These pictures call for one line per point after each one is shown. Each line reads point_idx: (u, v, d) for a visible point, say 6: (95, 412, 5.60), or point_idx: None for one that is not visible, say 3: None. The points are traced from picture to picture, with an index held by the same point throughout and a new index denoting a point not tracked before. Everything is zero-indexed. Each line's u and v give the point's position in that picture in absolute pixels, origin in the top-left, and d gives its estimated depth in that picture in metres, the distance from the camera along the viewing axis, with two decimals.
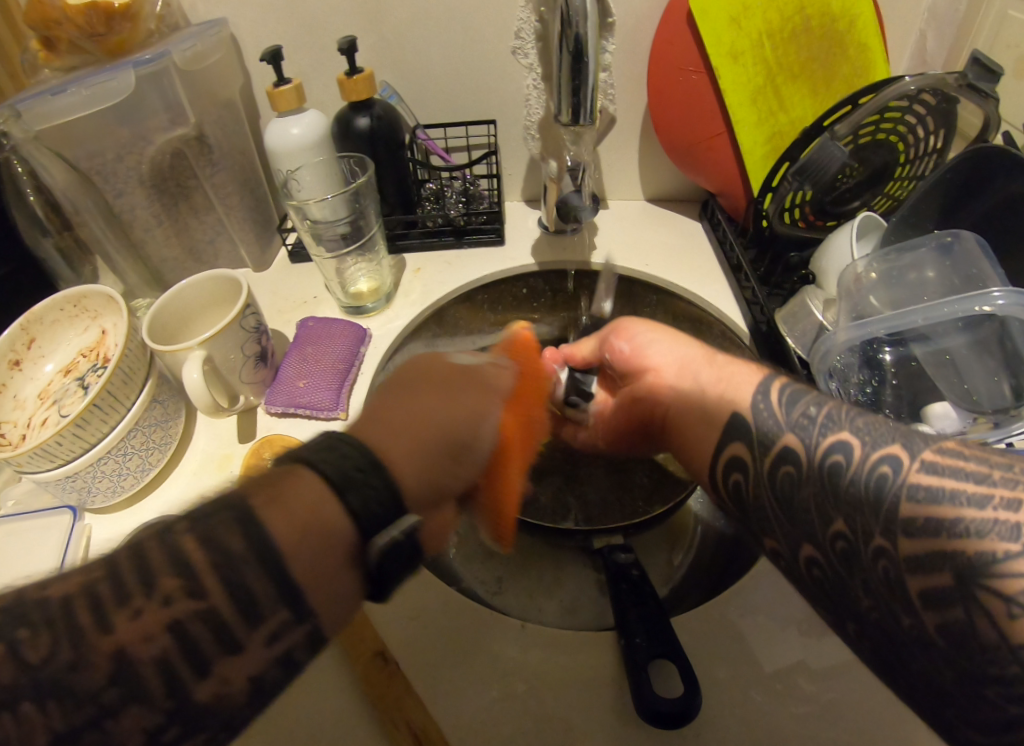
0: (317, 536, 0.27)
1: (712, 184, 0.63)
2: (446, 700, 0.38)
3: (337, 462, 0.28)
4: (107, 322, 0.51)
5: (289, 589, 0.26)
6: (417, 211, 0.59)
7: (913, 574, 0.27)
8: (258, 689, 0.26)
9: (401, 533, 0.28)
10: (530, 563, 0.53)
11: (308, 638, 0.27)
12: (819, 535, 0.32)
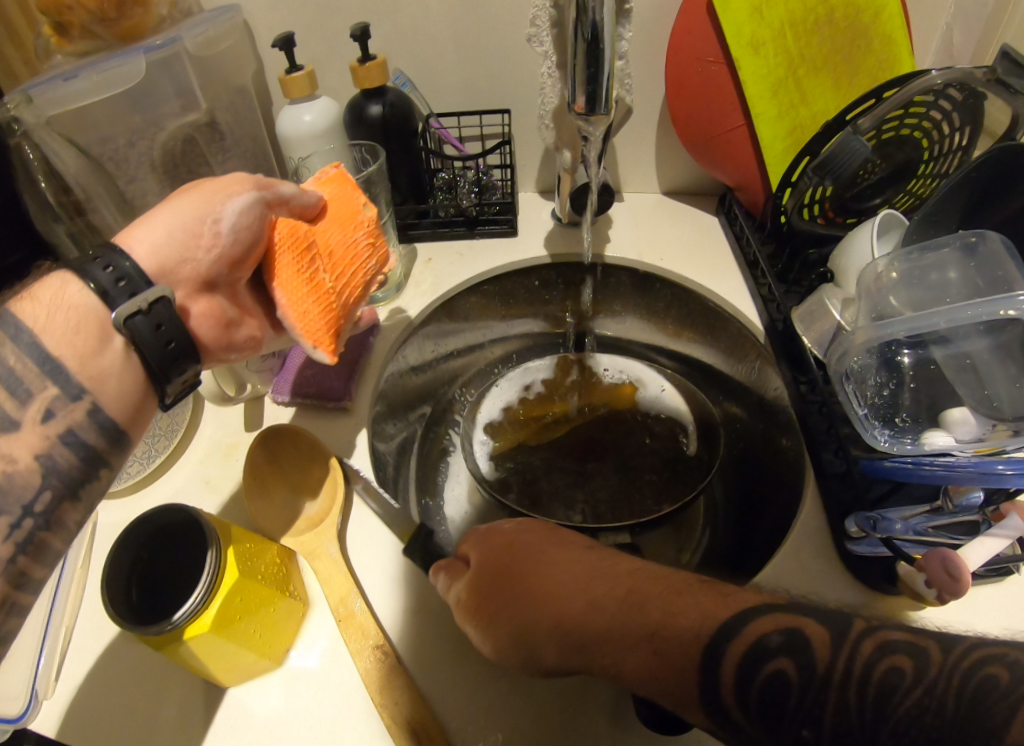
0: (67, 314, 0.31)
1: (729, 177, 0.62)
2: (447, 697, 0.37)
3: (96, 269, 0.31)
4: None
5: (55, 363, 0.31)
6: (429, 200, 0.58)
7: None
8: (48, 472, 0.31)
9: (144, 304, 0.31)
10: None
11: (90, 416, 0.32)
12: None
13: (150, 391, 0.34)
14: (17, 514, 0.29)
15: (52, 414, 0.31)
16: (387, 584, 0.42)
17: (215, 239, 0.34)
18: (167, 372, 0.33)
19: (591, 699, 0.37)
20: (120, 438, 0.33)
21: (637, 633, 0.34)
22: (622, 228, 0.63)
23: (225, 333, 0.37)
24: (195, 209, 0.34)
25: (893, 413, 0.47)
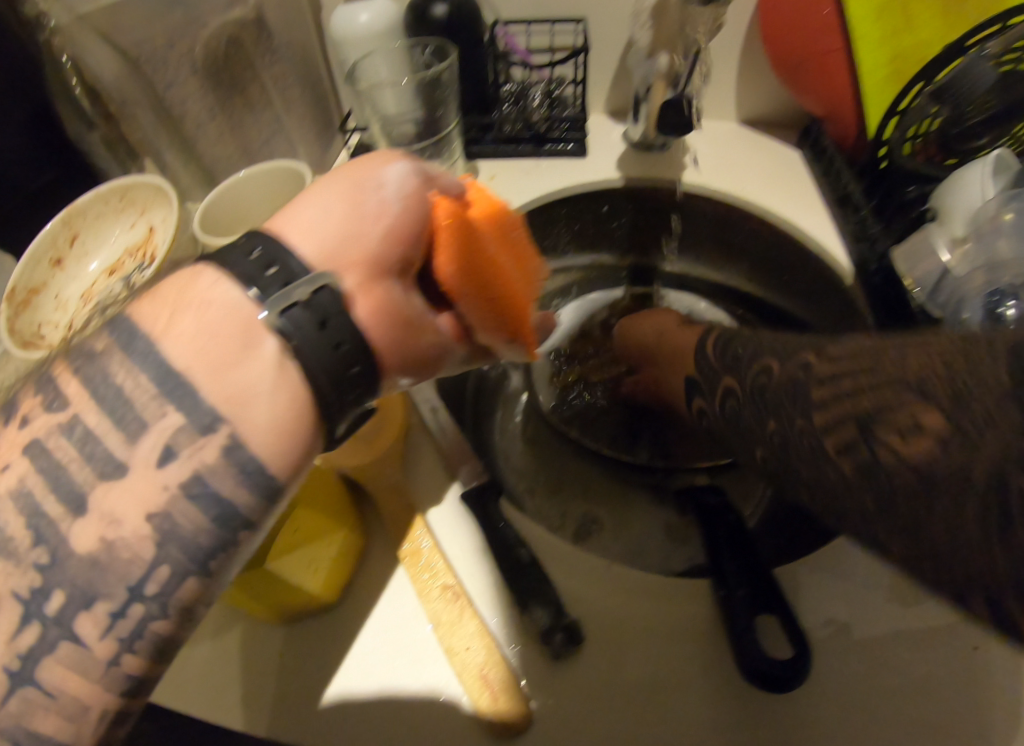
0: (204, 309, 0.26)
1: (817, 106, 0.56)
2: (522, 643, 0.35)
3: (246, 260, 0.27)
4: (155, 216, 0.46)
5: (187, 384, 0.26)
6: (494, 113, 0.53)
7: (826, 436, 0.31)
8: (163, 537, 0.25)
9: (302, 297, 0.26)
10: (599, 494, 0.52)
11: (227, 448, 0.26)
12: (762, 435, 0.37)
13: (305, 427, 0.27)
14: (123, 599, 0.24)
15: (175, 452, 0.25)
16: (456, 517, 0.39)
17: (384, 202, 0.31)
18: (342, 397, 0.28)
19: (679, 651, 0.35)
20: (273, 491, 0.27)
21: (669, 351, 0.51)
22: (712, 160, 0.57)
23: (411, 339, 0.32)
24: (351, 181, 0.31)
25: None
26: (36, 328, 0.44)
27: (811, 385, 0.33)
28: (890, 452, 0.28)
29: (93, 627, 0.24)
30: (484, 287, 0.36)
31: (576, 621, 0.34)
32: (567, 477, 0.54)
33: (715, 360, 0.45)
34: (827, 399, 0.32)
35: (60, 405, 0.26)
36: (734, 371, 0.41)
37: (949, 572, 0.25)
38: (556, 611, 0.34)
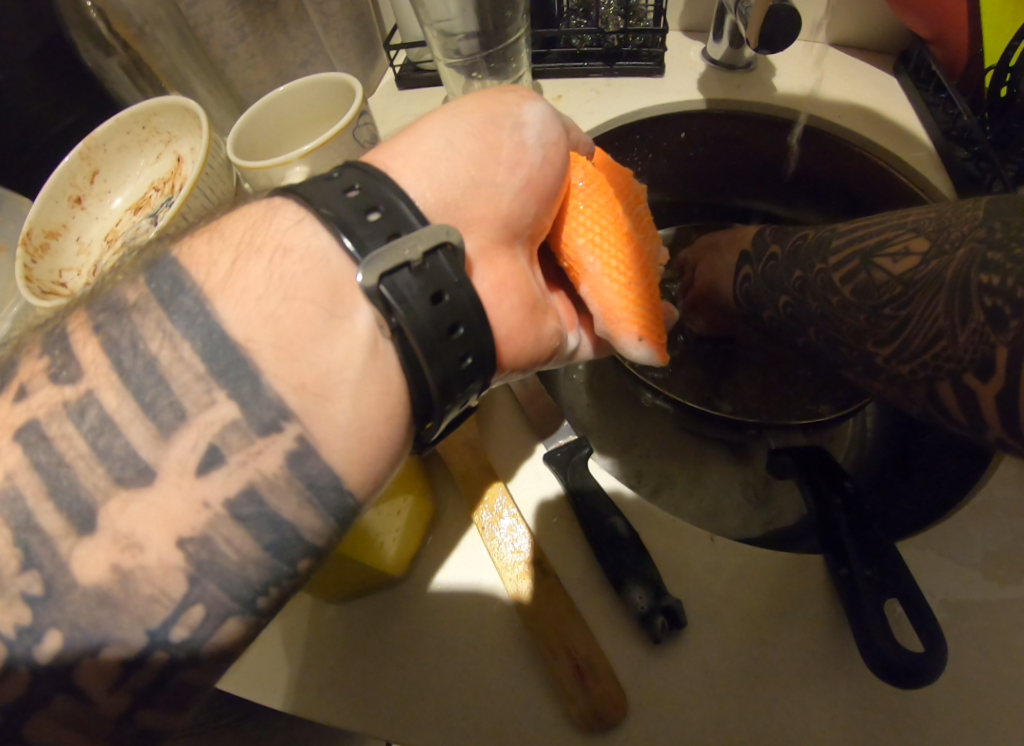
0: (285, 269, 0.23)
1: (926, 24, 0.49)
2: (613, 622, 0.31)
3: (341, 197, 0.23)
4: (183, 146, 0.41)
5: (249, 365, 0.22)
6: (559, 26, 0.47)
7: (838, 272, 0.38)
8: (199, 567, 0.21)
9: (415, 259, 0.22)
10: (671, 449, 0.48)
11: (296, 448, 0.22)
12: (787, 286, 0.42)
13: (391, 434, 0.24)
14: (143, 645, 0.21)
15: (222, 459, 0.22)
16: (536, 481, 0.35)
17: (517, 154, 0.28)
18: (447, 391, 0.23)
19: (791, 631, 0.31)
20: (344, 513, 0.23)
21: (727, 249, 0.49)
22: (822, 81, 0.50)
23: (535, 323, 0.27)
24: (485, 124, 0.28)
25: None
26: (56, 275, 0.39)
27: (836, 240, 0.39)
28: (883, 269, 0.35)
29: (111, 669, 0.21)
30: (620, 259, 0.31)
31: (678, 602, 0.30)
32: (636, 432, 0.49)
33: (769, 236, 0.45)
34: (850, 243, 0.38)
35: (75, 379, 0.22)
36: (780, 240, 0.44)
37: (926, 355, 0.32)
38: (657, 591, 0.30)
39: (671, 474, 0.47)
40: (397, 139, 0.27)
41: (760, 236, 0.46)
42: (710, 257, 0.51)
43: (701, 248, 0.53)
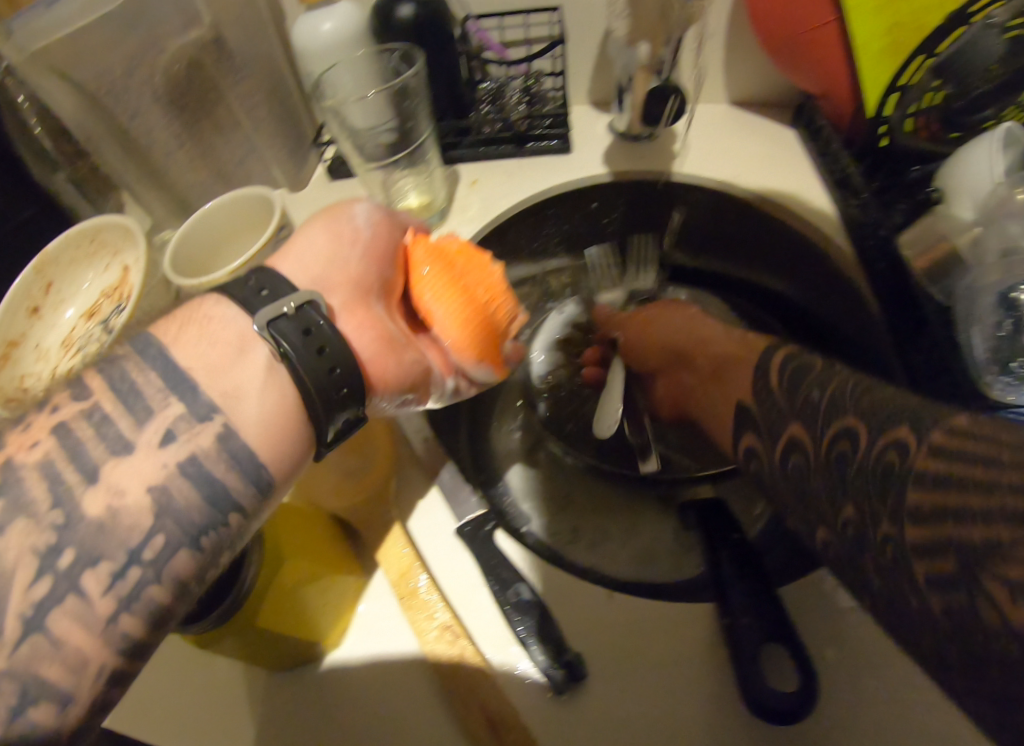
0: (217, 324, 0.30)
1: (813, 85, 0.54)
2: (523, 680, 0.34)
3: (248, 289, 0.30)
4: (128, 258, 0.45)
5: (188, 383, 0.28)
6: (471, 116, 0.51)
7: (920, 559, 0.26)
8: (165, 505, 0.26)
9: (285, 308, 0.29)
10: (602, 501, 0.51)
11: (223, 435, 0.28)
12: (830, 521, 0.32)
13: (295, 427, 0.29)
14: (122, 562, 0.25)
15: (173, 437, 0.27)
16: (457, 559, 0.38)
17: (356, 231, 0.35)
18: (329, 402, 0.29)
19: (685, 679, 0.34)
20: (262, 483, 0.29)
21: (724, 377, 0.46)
22: (711, 140, 0.55)
23: (393, 354, 0.33)
24: (331, 217, 0.35)
25: (1010, 359, 0.41)
26: (18, 383, 0.43)
27: (910, 483, 0.27)
28: (996, 607, 0.23)
29: (91, 586, 0.24)
30: (463, 295, 0.36)
31: (577, 656, 0.34)
32: (570, 488, 0.52)
33: (786, 401, 0.38)
34: (929, 503, 0.27)
35: (83, 396, 0.28)
36: (802, 419, 0.36)
37: None
38: (557, 647, 0.34)
39: (602, 524, 0.50)
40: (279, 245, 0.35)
41: (748, 379, 0.43)
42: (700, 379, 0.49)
43: (643, 352, 0.54)
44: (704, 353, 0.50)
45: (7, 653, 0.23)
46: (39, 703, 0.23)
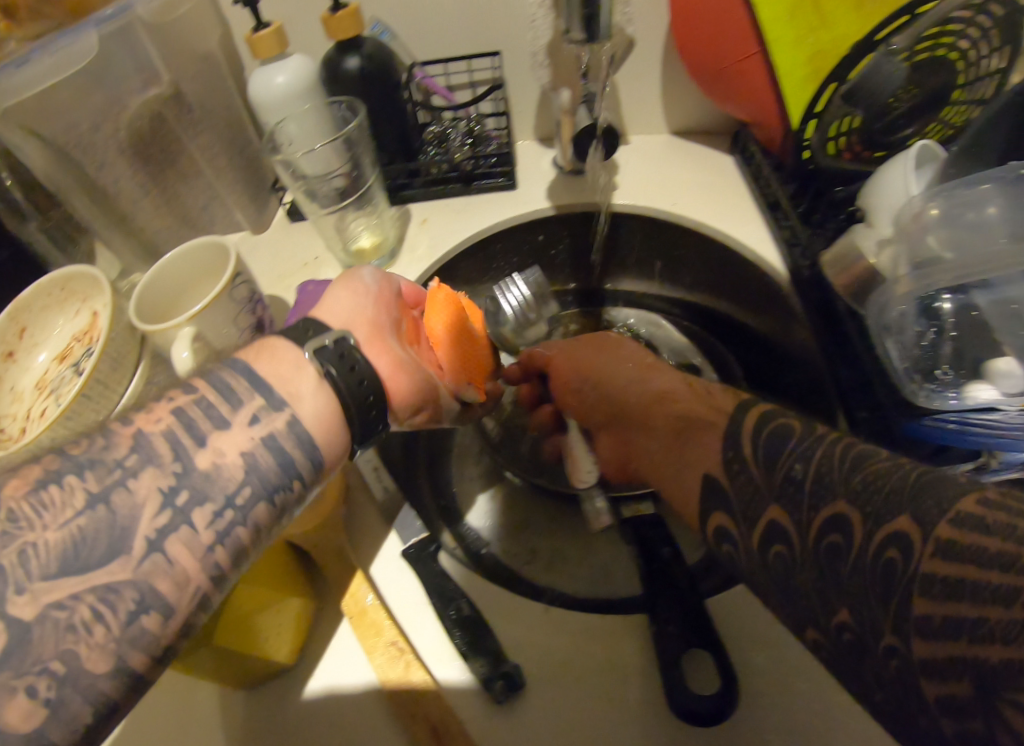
0: (270, 351, 0.36)
1: (745, 113, 0.57)
2: (465, 694, 0.36)
3: (291, 329, 0.37)
4: (98, 304, 0.48)
5: (261, 385, 0.34)
6: (418, 157, 0.55)
7: (928, 679, 0.27)
8: (251, 467, 0.32)
9: (328, 339, 0.36)
10: (556, 520, 0.54)
11: (289, 424, 0.34)
12: (820, 620, 0.32)
13: (339, 427, 0.36)
14: (221, 504, 0.31)
15: (257, 420, 0.33)
16: (405, 581, 0.41)
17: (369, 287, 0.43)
18: (360, 407, 0.36)
19: (622, 692, 0.36)
20: (317, 465, 0.34)
21: (698, 437, 0.43)
22: (651, 172, 0.58)
23: (406, 374, 0.41)
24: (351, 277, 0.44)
25: (932, 366, 0.46)
26: None
27: (916, 589, 0.28)
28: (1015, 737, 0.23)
29: (200, 519, 0.30)
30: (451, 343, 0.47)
31: (515, 667, 0.37)
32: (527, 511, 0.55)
33: (763, 479, 0.37)
34: (940, 617, 0.27)
35: (188, 390, 0.34)
36: (783, 502, 0.35)
37: None
38: (494, 660, 0.37)
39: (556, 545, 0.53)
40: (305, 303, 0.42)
41: (717, 450, 0.41)
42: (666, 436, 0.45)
43: (587, 402, 0.52)
44: (666, 413, 0.46)
45: (134, 566, 0.28)
46: (151, 611, 0.28)
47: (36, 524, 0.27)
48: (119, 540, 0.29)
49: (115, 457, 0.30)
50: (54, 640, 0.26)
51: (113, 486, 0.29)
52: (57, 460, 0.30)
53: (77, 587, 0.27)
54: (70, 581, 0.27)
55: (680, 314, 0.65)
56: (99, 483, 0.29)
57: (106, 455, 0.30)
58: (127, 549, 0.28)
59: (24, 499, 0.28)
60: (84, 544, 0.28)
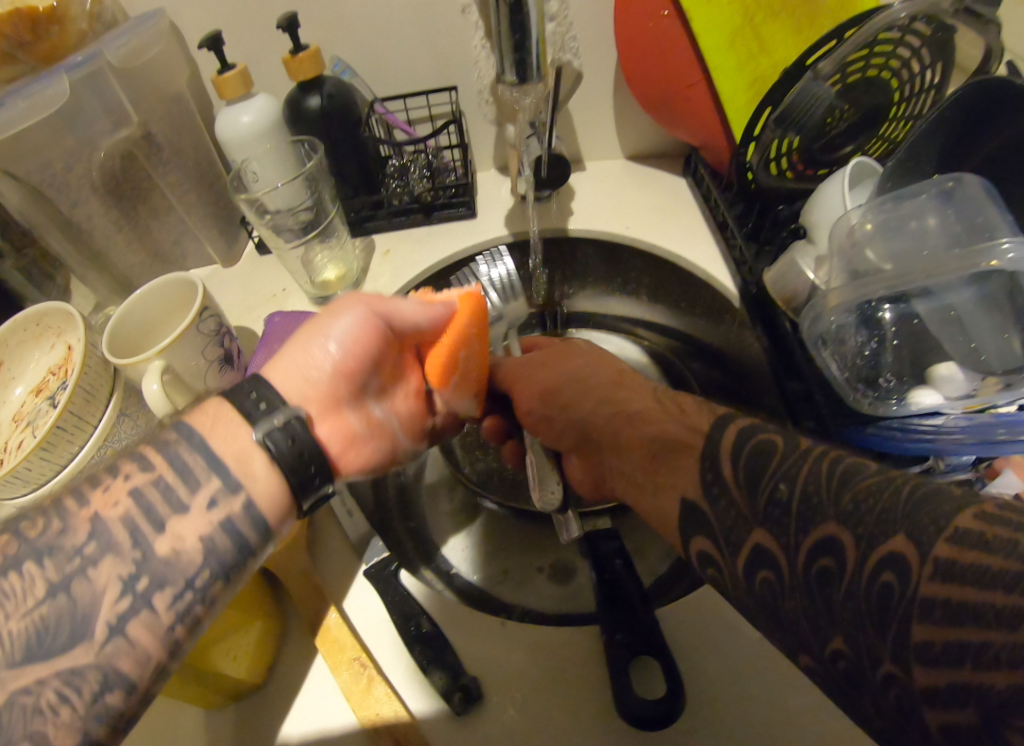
0: (227, 425, 0.35)
1: (693, 138, 0.59)
2: (428, 706, 0.38)
3: (248, 398, 0.36)
4: (71, 338, 0.49)
5: (218, 467, 0.34)
6: (382, 190, 0.60)
7: (931, 707, 0.25)
8: (209, 550, 0.33)
9: (278, 425, 0.35)
10: (524, 533, 0.57)
11: (244, 509, 0.34)
12: (813, 648, 0.30)
13: (286, 504, 0.35)
14: (181, 586, 0.32)
15: (214, 502, 0.34)
16: (369, 602, 0.43)
17: (333, 350, 0.39)
18: (304, 487, 0.35)
19: (580, 701, 0.38)
20: (271, 535, 0.35)
21: (684, 455, 0.41)
22: (603, 200, 0.63)
23: (356, 448, 0.41)
24: (319, 332, 0.39)
25: (876, 375, 0.47)
26: None
27: (916, 615, 0.26)
28: None
29: (160, 603, 0.31)
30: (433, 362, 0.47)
31: (473, 680, 0.38)
32: (496, 525, 0.58)
33: (747, 507, 0.35)
34: (940, 644, 0.25)
35: (147, 468, 0.34)
36: (768, 525, 0.33)
37: None
38: (454, 674, 0.38)
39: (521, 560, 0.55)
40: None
41: (696, 473, 0.38)
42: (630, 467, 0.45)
43: (551, 423, 0.51)
44: (640, 439, 0.44)
45: (95, 650, 0.30)
46: (114, 690, 0.30)
47: (1, 614, 0.29)
48: (81, 625, 0.30)
49: (75, 544, 0.31)
50: (23, 722, 0.28)
51: (73, 576, 0.31)
52: (16, 544, 0.31)
53: (42, 673, 0.29)
54: (35, 667, 0.29)
55: (636, 327, 0.69)
56: (59, 573, 0.31)
57: (63, 542, 0.31)
58: (89, 634, 0.30)
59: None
60: (46, 631, 0.30)
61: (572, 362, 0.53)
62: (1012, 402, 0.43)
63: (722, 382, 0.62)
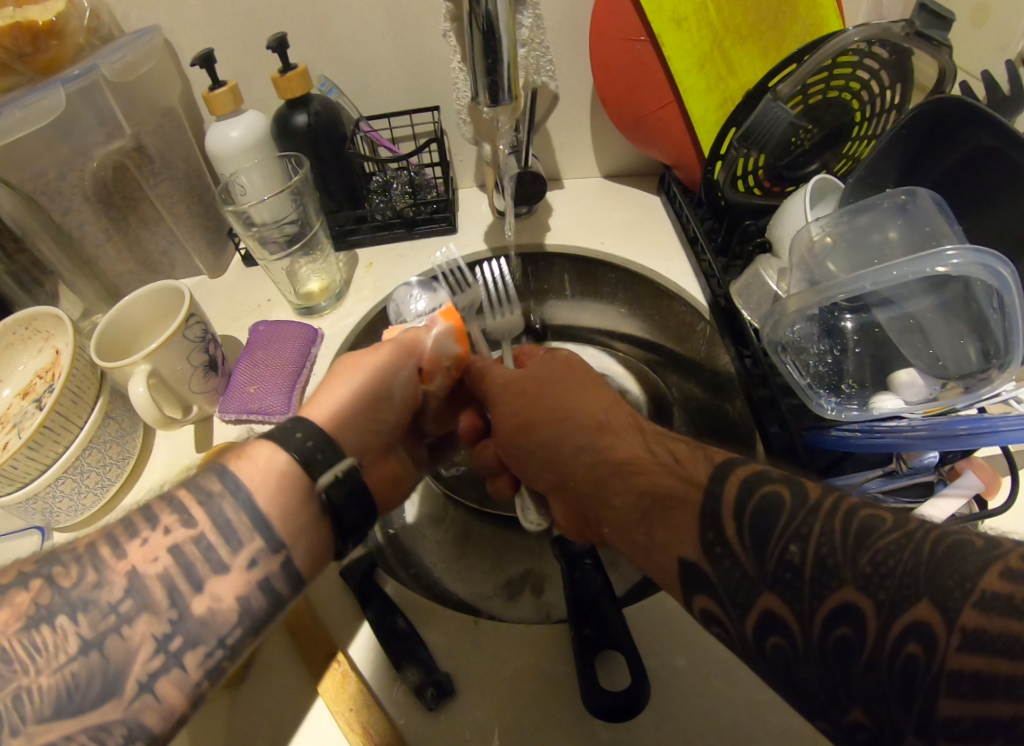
0: (278, 476, 0.37)
1: (667, 156, 0.62)
2: (398, 697, 0.39)
3: (297, 440, 0.37)
4: (59, 342, 0.51)
5: (264, 524, 0.36)
6: (365, 205, 0.62)
7: None
8: (243, 612, 0.35)
9: (341, 472, 0.38)
10: (501, 537, 0.58)
11: (282, 566, 0.36)
12: (830, 716, 0.29)
13: (320, 545, 0.38)
14: (213, 644, 0.33)
15: (255, 561, 0.35)
16: (342, 599, 0.44)
17: (382, 404, 0.45)
18: (348, 532, 0.39)
19: (551, 697, 0.39)
20: (298, 581, 0.37)
21: (677, 504, 0.38)
22: (578, 217, 0.66)
23: (393, 488, 0.48)
24: (369, 386, 0.45)
25: (839, 381, 0.50)
26: None
27: (942, 690, 0.26)
28: None
29: (190, 662, 0.33)
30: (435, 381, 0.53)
31: (445, 675, 0.39)
32: (474, 530, 0.59)
33: (754, 567, 0.34)
34: (969, 719, 0.25)
35: (189, 524, 0.35)
36: (778, 588, 0.32)
37: None
38: (427, 669, 0.39)
39: (489, 566, 0.57)
40: (317, 389, 0.44)
41: (697, 498, 0.37)
42: (623, 523, 0.41)
43: (524, 457, 0.49)
44: (631, 489, 0.41)
45: (123, 707, 0.31)
46: (138, 743, 0.31)
47: (30, 669, 0.30)
48: (112, 682, 0.31)
49: (110, 600, 0.32)
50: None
51: (108, 632, 0.32)
52: (48, 592, 0.32)
53: (71, 728, 0.30)
54: (66, 722, 0.30)
55: (615, 341, 0.71)
56: (92, 629, 0.32)
57: (97, 596, 0.32)
58: (118, 691, 0.31)
59: (18, 637, 0.31)
60: (77, 687, 0.31)
61: (557, 392, 0.49)
62: (971, 405, 0.43)
63: (694, 394, 0.64)
